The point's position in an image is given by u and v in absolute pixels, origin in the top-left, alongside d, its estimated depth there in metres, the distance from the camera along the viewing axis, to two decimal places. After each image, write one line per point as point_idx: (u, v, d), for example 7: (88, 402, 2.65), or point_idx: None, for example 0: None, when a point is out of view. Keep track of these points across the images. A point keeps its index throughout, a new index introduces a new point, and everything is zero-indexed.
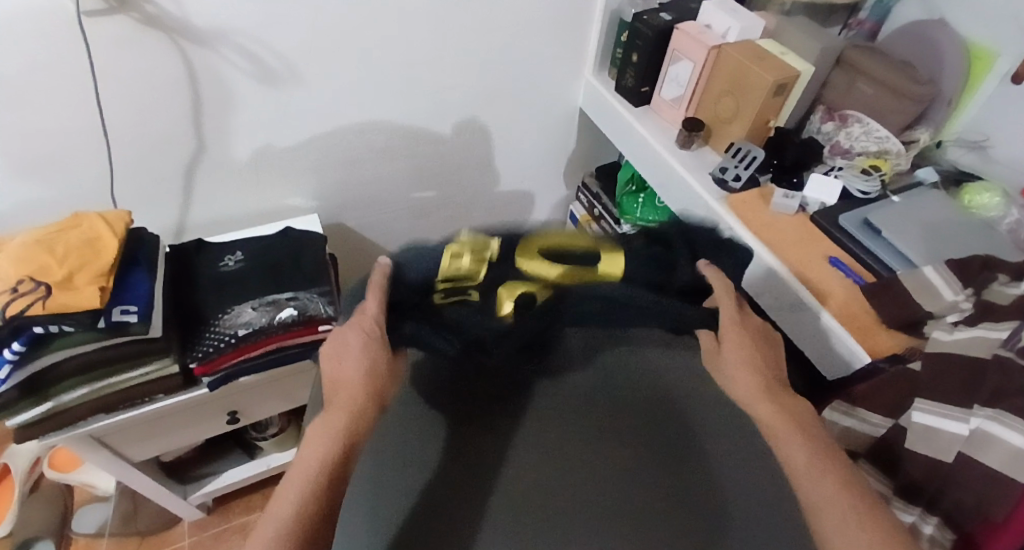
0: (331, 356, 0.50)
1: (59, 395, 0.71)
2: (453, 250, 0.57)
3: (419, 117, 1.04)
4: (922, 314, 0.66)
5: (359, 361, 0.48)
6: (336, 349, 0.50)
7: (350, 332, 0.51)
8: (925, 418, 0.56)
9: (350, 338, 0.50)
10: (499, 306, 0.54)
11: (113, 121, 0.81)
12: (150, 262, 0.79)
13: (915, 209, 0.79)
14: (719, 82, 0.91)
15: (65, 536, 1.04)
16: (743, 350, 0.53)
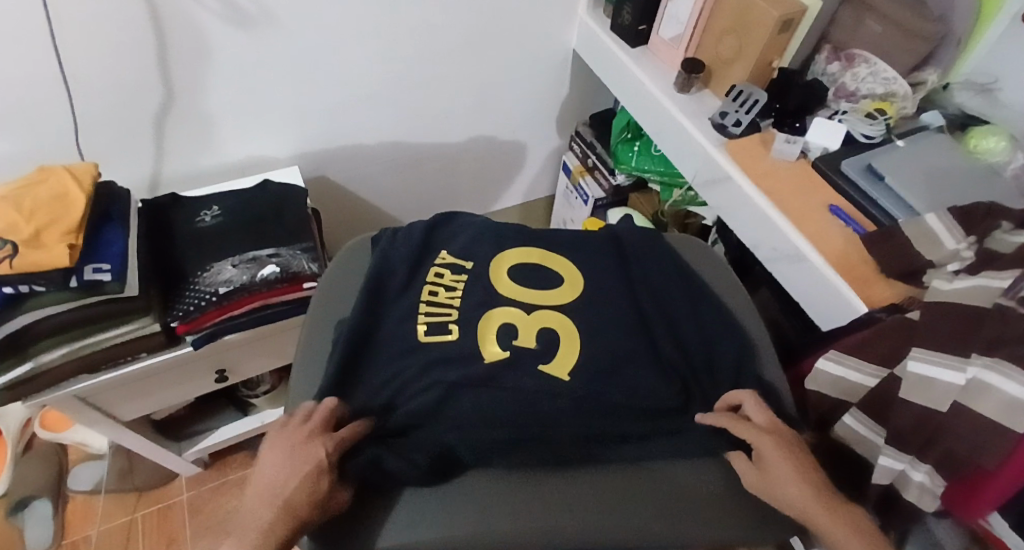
0: (268, 461, 0.47)
1: (38, 356, 0.69)
2: (427, 281, 0.64)
3: (403, 63, 0.98)
4: (923, 263, 0.64)
5: (307, 472, 0.46)
6: (281, 450, 0.48)
7: (296, 436, 0.49)
8: (921, 369, 0.54)
9: (297, 448, 0.47)
10: (480, 339, 0.58)
11: (72, 67, 0.75)
12: (123, 217, 0.76)
13: (921, 154, 0.76)
14: (721, 19, 0.85)
15: (64, 494, 1.05)
16: (778, 440, 0.49)
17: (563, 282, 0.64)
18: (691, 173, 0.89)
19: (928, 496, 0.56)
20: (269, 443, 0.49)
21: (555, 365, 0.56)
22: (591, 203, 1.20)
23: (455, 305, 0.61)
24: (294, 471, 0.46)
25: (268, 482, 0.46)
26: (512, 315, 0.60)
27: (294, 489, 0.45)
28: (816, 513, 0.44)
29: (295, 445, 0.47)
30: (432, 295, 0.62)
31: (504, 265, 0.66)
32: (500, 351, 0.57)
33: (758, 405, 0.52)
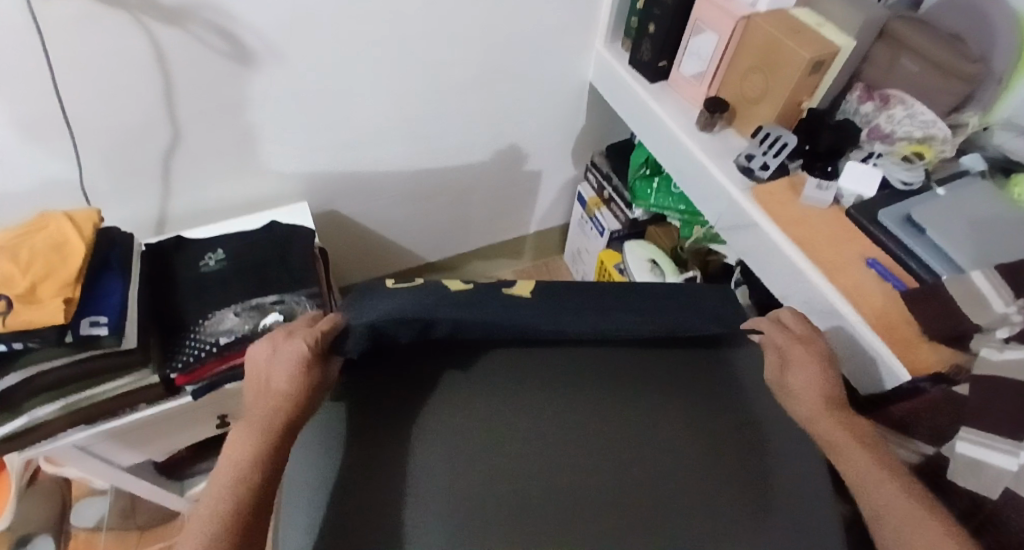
0: (256, 359, 0.54)
1: (32, 410, 0.66)
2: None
3: (414, 100, 0.96)
4: (969, 328, 0.58)
5: (293, 366, 0.52)
6: (266, 352, 0.54)
7: (287, 332, 0.55)
8: (968, 449, 0.50)
9: (282, 342, 0.54)
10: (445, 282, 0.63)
11: (77, 110, 0.73)
12: (124, 266, 0.73)
13: (964, 201, 0.70)
14: (747, 56, 0.81)
15: (66, 531, 1.04)
16: (809, 348, 0.59)
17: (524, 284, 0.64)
18: (714, 216, 0.84)
19: None
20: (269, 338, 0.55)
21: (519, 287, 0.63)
22: (607, 235, 1.17)
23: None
24: (282, 366, 0.52)
25: (267, 381, 0.52)
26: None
27: (284, 382, 0.51)
28: (819, 414, 0.54)
29: (279, 340, 0.54)
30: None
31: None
32: (465, 284, 0.62)
33: (794, 316, 0.62)
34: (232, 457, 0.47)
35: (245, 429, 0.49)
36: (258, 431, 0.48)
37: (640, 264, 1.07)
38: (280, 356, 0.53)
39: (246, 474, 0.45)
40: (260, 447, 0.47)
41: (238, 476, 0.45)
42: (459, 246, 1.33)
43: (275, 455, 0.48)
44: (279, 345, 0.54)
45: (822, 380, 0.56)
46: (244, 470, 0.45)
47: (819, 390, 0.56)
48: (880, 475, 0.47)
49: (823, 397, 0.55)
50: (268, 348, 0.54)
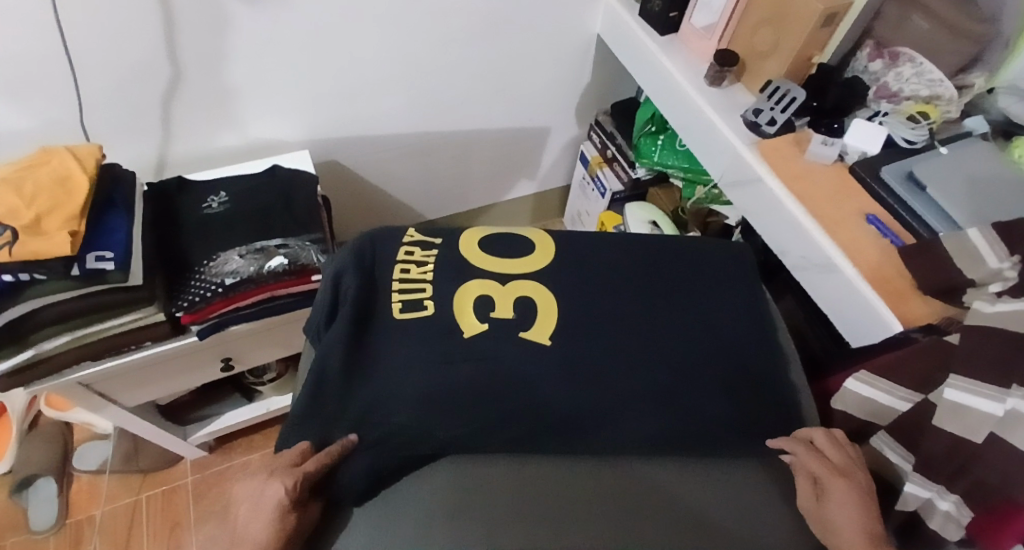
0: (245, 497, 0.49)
1: (39, 343, 0.67)
2: (397, 259, 0.63)
3: (417, 49, 0.94)
4: (962, 280, 0.59)
5: (273, 515, 0.45)
6: (252, 488, 0.48)
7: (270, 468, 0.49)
8: (954, 395, 0.50)
9: (269, 479, 0.48)
10: (457, 311, 0.59)
11: (76, 46, 0.72)
12: (128, 204, 0.73)
13: (967, 161, 0.71)
14: (759, 9, 0.80)
15: (68, 473, 1.05)
16: (851, 481, 0.49)
17: (537, 307, 0.60)
18: (718, 172, 0.85)
19: (954, 526, 0.51)
20: (248, 475, 0.49)
21: (535, 330, 0.58)
22: (608, 196, 1.17)
23: (428, 280, 0.61)
24: (265, 510, 0.46)
25: (247, 528, 0.46)
26: (488, 287, 0.61)
27: (264, 534, 0.45)
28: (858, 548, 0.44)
29: (268, 475, 0.48)
30: (408, 256, 0.64)
31: (474, 240, 0.66)
32: (478, 324, 0.58)
33: (830, 442, 0.52)
34: None
35: None
36: None
37: (641, 224, 1.08)
38: (264, 501, 0.47)
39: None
40: None
41: None
42: (460, 204, 1.33)
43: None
44: (264, 479, 0.48)
45: (863, 517, 0.46)
46: None
47: (861, 521, 0.46)
48: None
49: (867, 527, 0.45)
50: (255, 487, 0.48)
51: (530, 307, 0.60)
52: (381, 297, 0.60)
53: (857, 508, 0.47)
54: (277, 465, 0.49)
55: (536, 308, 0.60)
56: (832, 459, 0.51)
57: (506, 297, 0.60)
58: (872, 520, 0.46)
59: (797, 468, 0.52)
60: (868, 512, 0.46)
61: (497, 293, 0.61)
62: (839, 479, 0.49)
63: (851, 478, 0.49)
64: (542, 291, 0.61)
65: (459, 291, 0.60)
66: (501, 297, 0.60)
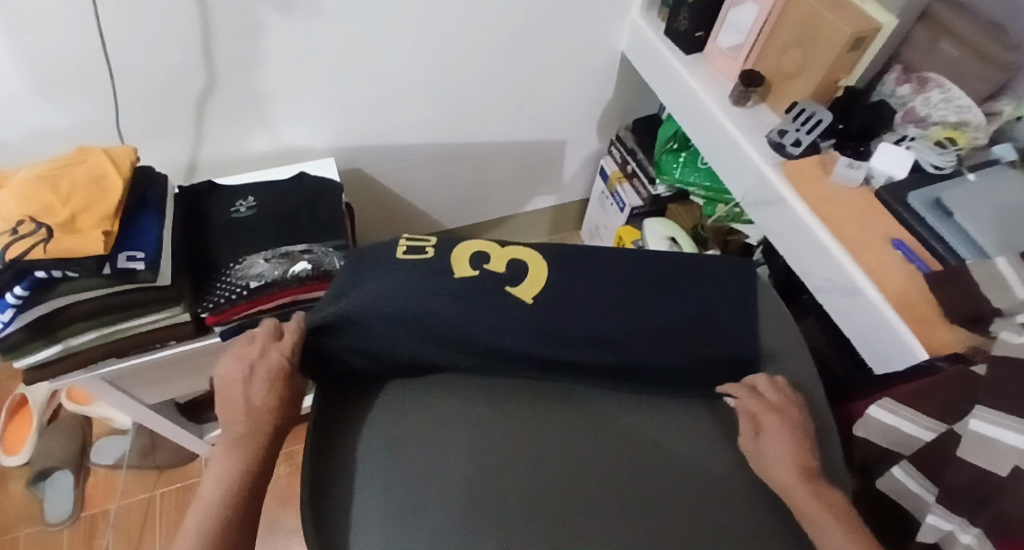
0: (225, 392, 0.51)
1: (68, 338, 0.69)
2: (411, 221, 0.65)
3: (443, 61, 0.96)
4: (990, 310, 0.58)
5: (265, 396, 0.50)
6: (236, 374, 0.51)
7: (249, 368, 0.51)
8: (980, 426, 0.50)
9: (253, 367, 0.51)
10: (454, 257, 0.60)
11: (117, 49, 0.74)
12: (159, 205, 0.75)
13: (997, 189, 0.70)
14: (786, 30, 0.81)
15: (85, 467, 1.07)
16: (785, 419, 0.51)
17: (527, 274, 0.60)
18: (741, 192, 0.85)
19: None
20: (230, 360, 0.52)
21: (521, 288, 0.59)
22: (627, 211, 1.18)
23: (432, 239, 0.62)
24: (253, 393, 0.50)
25: (239, 404, 0.50)
26: (485, 246, 0.62)
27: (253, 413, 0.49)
28: (795, 485, 0.47)
29: (251, 363, 0.51)
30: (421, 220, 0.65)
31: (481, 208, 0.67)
32: (471, 271, 0.59)
33: (772, 385, 0.55)
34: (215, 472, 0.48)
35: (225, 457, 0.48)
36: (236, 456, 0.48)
37: (660, 240, 1.08)
38: (250, 386, 0.50)
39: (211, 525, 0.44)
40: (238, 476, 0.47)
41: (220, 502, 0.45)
42: (478, 214, 1.34)
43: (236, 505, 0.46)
44: (249, 369, 0.51)
45: (797, 452, 0.49)
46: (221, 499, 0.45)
47: (794, 454, 0.49)
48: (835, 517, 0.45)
49: (799, 461, 0.49)
50: (238, 374, 0.51)
51: (525, 271, 0.60)
52: (384, 260, 0.59)
53: (789, 433, 0.50)
54: (259, 352, 0.52)
55: (528, 274, 0.60)
56: (780, 398, 0.54)
57: (503, 256, 0.61)
58: (803, 454, 0.50)
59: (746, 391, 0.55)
60: (801, 441, 0.50)
61: (493, 252, 0.61)
62: (782, 408, 0.53)
63: (796, 410, 0.52)
64: (538, 256, 0.61)
65: (460, 246, 0.62)
66: (499, 254, 0.61)
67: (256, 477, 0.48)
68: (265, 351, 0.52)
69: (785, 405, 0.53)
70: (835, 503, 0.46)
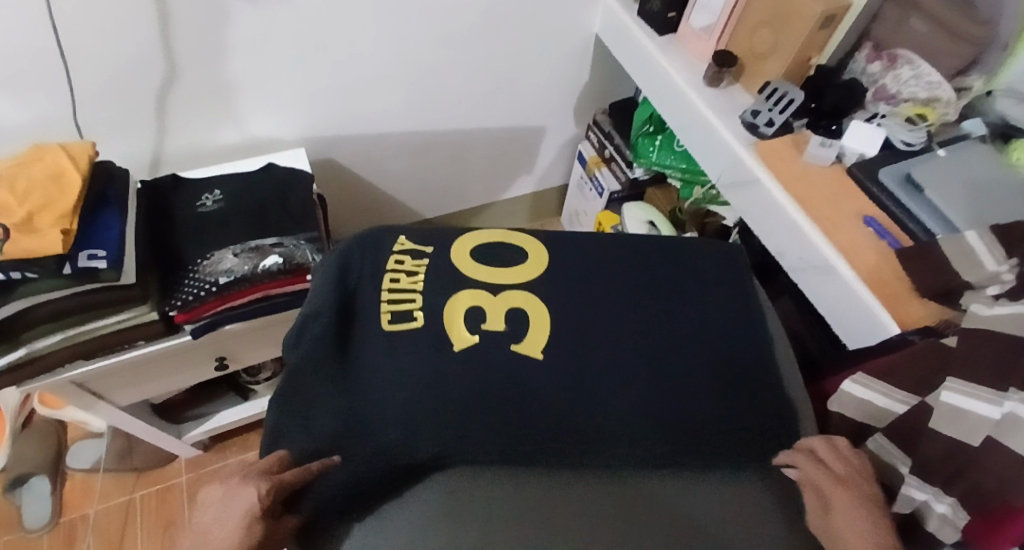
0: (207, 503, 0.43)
1: (31, 342, 0.67)
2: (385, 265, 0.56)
3: (414, 44, 0.93)
4: (961, 283, 0.59)
5: (231, 528, 0.39)
6: (216, 497, 0.42)
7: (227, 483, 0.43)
8: (952, 398, 0.50)
9: (229, 491, 0.42)
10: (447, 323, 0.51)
11: (70, 40, 0.71)
12: (121, 201, 0.73)
13: (966, 163, 0.70)
14: (758, 9, 0.80)
15: (62, 472, 1.04)
16: (857, 493, 0.41)
17: (530, 322, 0.52)
18: (716, 173, 0.85)
19: (950, 528, 0.50)
20: (212, 484, 0.44)
21: (525, 343, 0.50)
22: (606, 196, 1.17)
23: (418, 290, 0.53)
24: (223, 523, 0.40)
25: (206, 541, 0.40)
26: (478, 298, 0.53)
27: (219, 546, 0.39)
28: None
29: (229, 486, 0.42)
30: (397, 264, 0.56)
31: (466, 244, 0.59)
32: (470, 337, 0.50)
33: (834, 449, 0.45)
34: None
35: None
36: None
37: (638, 224, 1.08)
38: (221, 516, 0.41)
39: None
40: None
41: None
42: (456, 203, 1.32)
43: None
44: (222, 491, 0.42)
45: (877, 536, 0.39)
46: None
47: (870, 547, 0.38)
48: None
49: (877, 547, 0.38)
50: (216, 495, 0.42)
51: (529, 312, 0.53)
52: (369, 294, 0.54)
53: (869, 516, 0.40)
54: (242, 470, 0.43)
55: (527, 319, 0.52)
56: (850, 460, 0.44)
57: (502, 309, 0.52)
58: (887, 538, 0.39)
59: (811, 463, 0.44)
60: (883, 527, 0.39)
61: (488, 307, 0.52)
62: (856, 481, 0.42)
63: (871, 489, 0.42)
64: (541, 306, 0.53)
65: (450, 303, 0.52)
66: (497, 305, 0.53)
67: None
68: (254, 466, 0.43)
69: (863, 483, 0.42)
70: None
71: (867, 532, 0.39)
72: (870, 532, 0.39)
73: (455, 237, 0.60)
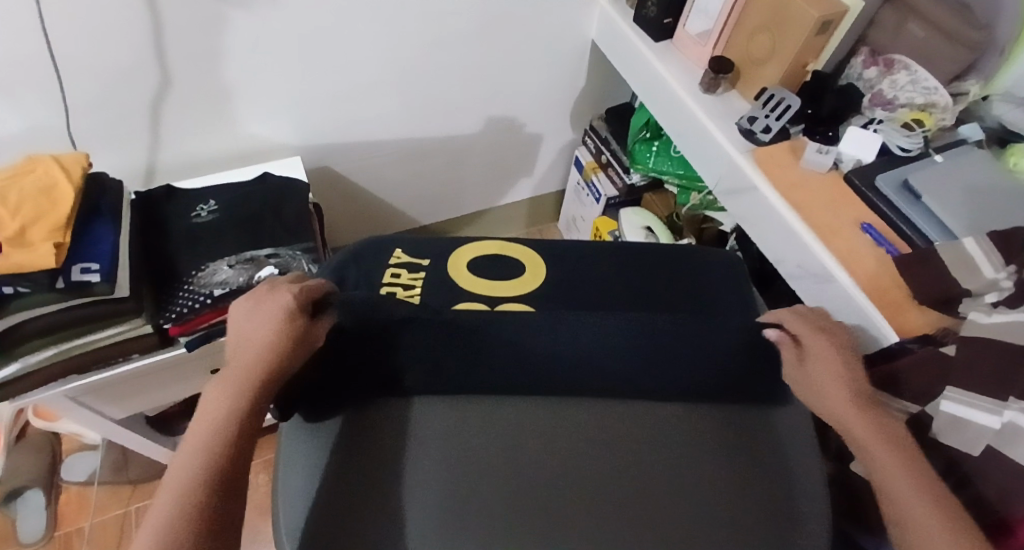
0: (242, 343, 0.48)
1: (25, 356, 0.66)
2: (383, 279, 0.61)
3: (411, 53, 0.93)
4: (959, 292, 0.59)
5: (275, 325, 0.47)
6: (248, 312, 0.49)
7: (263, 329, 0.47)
8: (953, 408, 0.51)
9: (262, 304, 0.49)
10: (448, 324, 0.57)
11: (64, 50, 0.71)
12: (114, 212, 0.72)
13: (963, 169, 0.70)
14: (755, 16, 0.80)
15: (57, 484, 1.04)
16: (827, 344, 0.52)
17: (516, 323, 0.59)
18: (713, 180, 0.85)
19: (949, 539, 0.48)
20: (244, 300, 0.51)
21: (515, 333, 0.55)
22: (603, 202, 1.17)
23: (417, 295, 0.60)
24: (265, 321, 0.48)
25: (249, 339, 0.47)
26: (474, 307, 0.59)
27: (265, 337, 0.47)
28: (854, 423, 0.47)
29: (261, 301, 0.49)
30: (394, 277, 0.62)
31: (463, 257, 0.65)
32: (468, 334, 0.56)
33: (800, 319, 0.54)
34: (209, 411, 0.44)
35: (221, 388, 0.45)
36: (234, 386, 0.44)
37: (636, 231, 1.08)
38: (261, 320, 0.48)
39: (175, 528, 0.36)
40: (236, 412, 0.43)
41: (209, 455, 0.41)
42: (453, 210, 1.32)
43: (207, 502, 0.38)
44: (260, 304, 0.49)
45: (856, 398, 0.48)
46: (213, 439, 0.42)
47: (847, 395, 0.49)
48: (924, 490, 0.41)
49: (851, 396, 0.48)
50: (251, 308, 0.49)
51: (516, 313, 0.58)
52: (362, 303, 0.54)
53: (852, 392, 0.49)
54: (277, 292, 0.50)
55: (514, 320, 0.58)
56: (816, 336, 0.53)
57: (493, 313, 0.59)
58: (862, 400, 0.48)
59: (796, 340, 0.53)
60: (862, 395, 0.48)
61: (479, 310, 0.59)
62: (839, 364, 0.50)
63: (834, 349, 0.51)
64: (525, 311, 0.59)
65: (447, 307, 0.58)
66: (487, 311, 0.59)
67: (232, 463, 0.41)
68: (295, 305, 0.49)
69: (845, 359, 0.51)
70: (919, 472, 0.42)
71: (866, 418, 0.47)
72: (868, 417, 0.47)
73: (452, 250, 0.65)
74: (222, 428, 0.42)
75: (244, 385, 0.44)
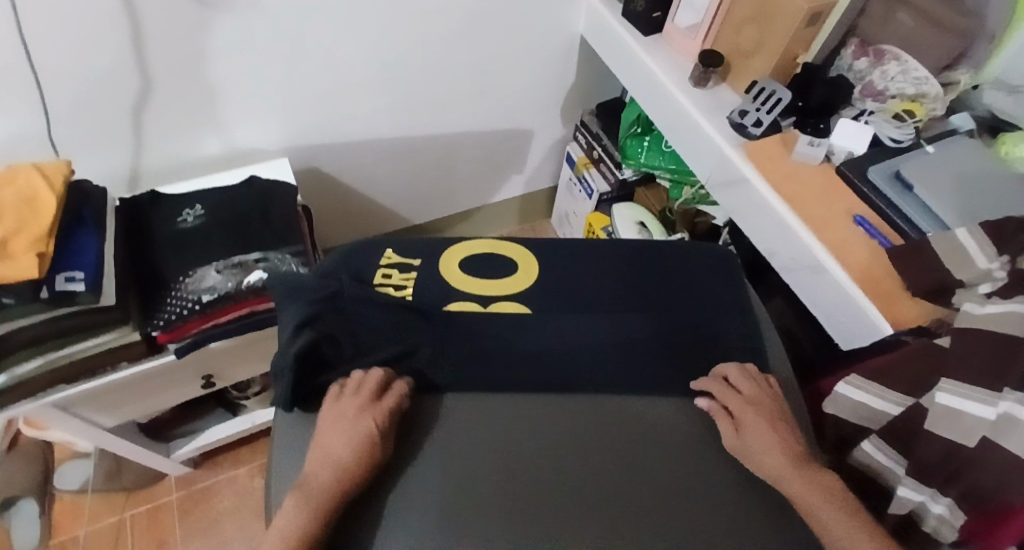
0: (323, 433, 0.49)
1: (11, 369, 0.65)
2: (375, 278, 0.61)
3: (398, 51, 0.92)
4: (952, 283, 0.59)
5: (362, 436, 0.46)
6: (337, 421, 0.49)
7: (350, 409, 0.49)
8: (946, 399, 0.50)
9: (354, 415, 0.48)
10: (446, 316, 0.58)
11: (40, 56, 0.69)
12: (97, 220, 0.71)
13: (955, 160, 0.70)
14: (744, 8, 0.79)
15: (50, 494, 1.03)
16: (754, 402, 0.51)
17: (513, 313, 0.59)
18: (705, 174, 0.84)
19: (948, 528, 0.51)
20: (328, 412, 0.50)
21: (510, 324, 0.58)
22: (596, 197, 1.16)
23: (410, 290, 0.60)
24: (353, 431, 0.47)
25: (333, 449, 0.47)
26: (468, 308, 0.58)
27: (353, 450, 0.46)
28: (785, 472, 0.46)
29: (353, 412, 0.48)
30: (384, 278, 0.61)
31: (454, 257, 0.64)
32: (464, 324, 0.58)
33: (739, 373, 0.54)
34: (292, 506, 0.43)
35: (307, 489, 0.44)
36: (320, 491, 0.43)
37: (629, 226, 1.07)
38: (346, 427, 0.47)
39: None
40: (317, 517, 0.41)
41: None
42: (445, 208, 1.31)
43: None
44: (344, 412, 0.49)
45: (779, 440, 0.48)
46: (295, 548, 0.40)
47: (777, 447, 0.48)
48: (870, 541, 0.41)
49: (780, 444, 0.48)
50: (340, 415, 0.49)
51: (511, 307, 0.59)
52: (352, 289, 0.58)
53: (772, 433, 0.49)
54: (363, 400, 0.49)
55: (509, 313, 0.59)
56: (745, 385, 0.53)
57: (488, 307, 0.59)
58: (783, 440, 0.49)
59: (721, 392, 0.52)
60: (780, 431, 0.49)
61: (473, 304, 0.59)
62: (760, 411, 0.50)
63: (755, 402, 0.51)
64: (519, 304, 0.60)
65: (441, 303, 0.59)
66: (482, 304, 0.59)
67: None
68: (365, 388, 0.50)
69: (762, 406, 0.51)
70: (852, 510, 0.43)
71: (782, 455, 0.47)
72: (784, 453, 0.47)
73: (442, 250, 0.65)
74: (303, 536, 0.41)
75: (334, 491, 0.43)
